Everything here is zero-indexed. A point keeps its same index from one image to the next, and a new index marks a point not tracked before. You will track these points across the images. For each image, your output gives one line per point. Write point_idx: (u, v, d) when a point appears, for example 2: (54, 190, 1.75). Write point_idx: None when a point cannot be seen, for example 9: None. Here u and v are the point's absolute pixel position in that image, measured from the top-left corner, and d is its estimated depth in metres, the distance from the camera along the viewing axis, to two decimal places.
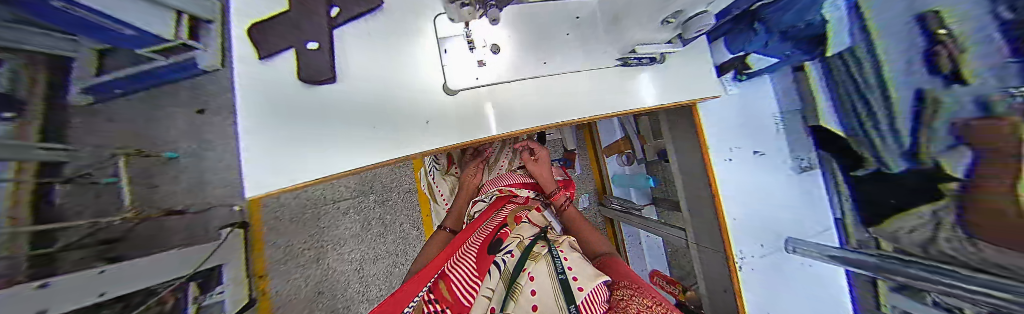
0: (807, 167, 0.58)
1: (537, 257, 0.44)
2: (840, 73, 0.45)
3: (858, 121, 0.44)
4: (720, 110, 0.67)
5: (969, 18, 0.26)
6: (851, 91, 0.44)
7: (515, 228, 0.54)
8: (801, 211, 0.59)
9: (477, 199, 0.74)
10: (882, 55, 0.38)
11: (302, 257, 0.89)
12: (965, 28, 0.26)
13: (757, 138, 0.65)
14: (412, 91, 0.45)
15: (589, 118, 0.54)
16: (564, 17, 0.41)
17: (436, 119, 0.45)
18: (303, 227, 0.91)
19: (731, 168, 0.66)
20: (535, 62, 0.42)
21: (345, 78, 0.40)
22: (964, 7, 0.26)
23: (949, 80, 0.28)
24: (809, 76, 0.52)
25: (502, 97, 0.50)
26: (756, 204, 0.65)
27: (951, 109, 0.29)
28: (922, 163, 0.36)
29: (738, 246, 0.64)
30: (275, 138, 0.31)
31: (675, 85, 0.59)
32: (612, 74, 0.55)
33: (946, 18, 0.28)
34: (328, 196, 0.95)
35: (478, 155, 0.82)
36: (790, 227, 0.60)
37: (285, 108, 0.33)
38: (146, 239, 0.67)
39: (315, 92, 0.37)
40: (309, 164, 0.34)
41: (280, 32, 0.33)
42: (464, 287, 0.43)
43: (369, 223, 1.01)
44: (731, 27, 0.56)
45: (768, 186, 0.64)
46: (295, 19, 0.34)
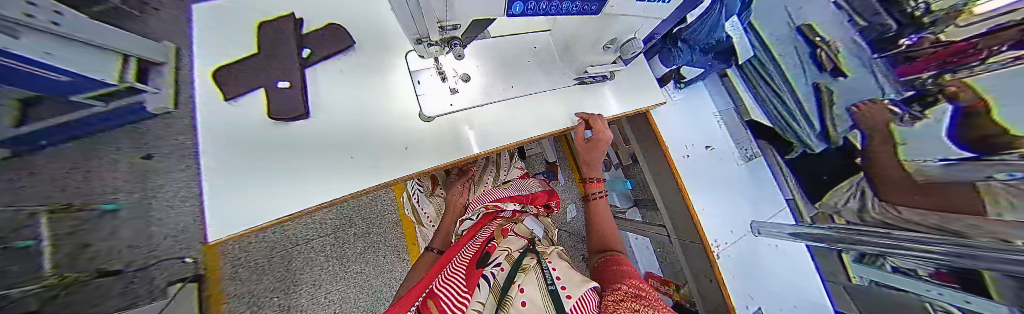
0: (753, 157, 0.72)
1: (526, 269, 0.41)
2: (755, 78, 0.64)
3: (778, 112, 0.62)
4: (676, 114, 0.77)
5: (835, 32, 0.46)
6: (767, 92, 0.63)
7: (502, 242, 0.52)
8: (754, 194, 0.70)
9: (465, 217, 0.69)
10: (779, 64, 0.58)
11: (268, 312, 0.74)
12: (834, 37, 0.47)
13: (710, 136, 0.76)
14: (390, 118, 0.45)
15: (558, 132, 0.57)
16: (525, 47, 0.49)
17: (415, 144, 0.44)
18: (269, 275, 0.75)
19: (693, 164, 0.74)
20: (503, 86, 0.47)
21: (317, 114, 0.39)
22: (829, 26, 0.47)
23: (835, 74, 0.49)
24: (735, 84, 0.70)
25: (477, 119, 0.51)
26: (722, 193, 0.73)
27: (843, 92, 0.49)
28: (835, 142, 0.53)
29: (714, 236, 0.69)
30: (241, 178, 0.31)
31: (630, 95, 0.66)
32: (573, 93, 0.60)
33: (819, 31, 0.48)
34: (299, 235, 0.80)
35: (464, 173, 0.79)
36: (749, 209, 0.71)
37: (249, 147, 0.33)
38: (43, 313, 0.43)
39: (286, 131, 0.36)
40: (271, 202, 0.32)
41: (247, 75, 0.36)
42: (450, 306, 0.33)
43: (349, 264, 0.84)
44: (659, 47, 0.71)
45: (729, 176, 0.73)
46: (259, 63, 0.38)
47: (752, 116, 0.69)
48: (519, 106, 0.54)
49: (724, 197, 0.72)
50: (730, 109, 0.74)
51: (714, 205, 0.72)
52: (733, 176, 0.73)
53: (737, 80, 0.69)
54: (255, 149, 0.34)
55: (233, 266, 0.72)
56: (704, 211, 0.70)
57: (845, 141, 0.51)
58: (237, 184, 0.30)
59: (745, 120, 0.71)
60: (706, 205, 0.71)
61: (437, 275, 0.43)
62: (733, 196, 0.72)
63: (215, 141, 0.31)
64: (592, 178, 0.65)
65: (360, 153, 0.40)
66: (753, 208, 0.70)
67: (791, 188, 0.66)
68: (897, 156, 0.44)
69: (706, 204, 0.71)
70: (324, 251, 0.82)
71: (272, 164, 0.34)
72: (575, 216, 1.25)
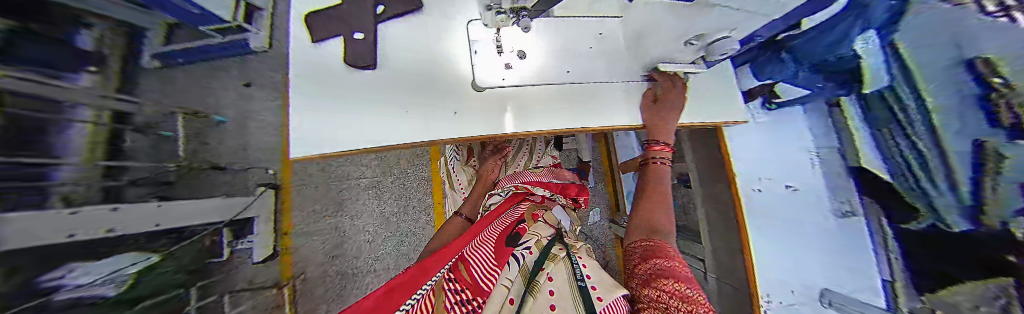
0: (850, 214, 0.46)
1: (554, 259, 0.43)
2: (882, 110, 0.38)
3: (906, 165, 0.36)
4: (752, 139, 0.65)
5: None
6: (895, 129, 0.36)
7: (532, 226, 0.55)
8: (841, 263, 0.48)
9: (493, 192, 0.73)
10: (927, 95, 0.31)
11: (320, 220, 1.07)
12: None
13: (792, 174, 0.57)
14: (442, 84, 0.46)
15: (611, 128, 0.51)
16: (590, 32, 0.45)
17: (463, 110, 0.46)
18: (325, 196, 1.08)
19: (755, 202, 0.64)
20: (559, 71, 0.46)
21: (381, 67, 0.43)
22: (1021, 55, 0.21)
23: (1013, 137, 0.23)
24: (853, 126, 0.44)
25: (528, 98, 0.48)
26: (790, 246, 0.58)
27: (1018, 170, 0.23)
28: (986, 225, 0.28)
29: (763, 286, 0.63)
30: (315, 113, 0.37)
31: (705, 106, 0.57)
32: (641, 91, 0.52)
33: (1001, 67, 0.23)
34: (348, 173, 1.13)
35: (497, 150, 0.81)
36: (825, 274, 0.51)
37: (325, 90, 0.39)
38: (193, 189, 0.72)
39: (358, 76, 0.41)
40: (338, 138, 0.38)
41: (333, 22, 0.40)
42: (483, 275, 0.40)
43: (385, 201, 1.19)
44: (757, 55, 0.55)
45: (809, 230, 0.54)
46: (345, 13, 0.41)
47: (865, 164, 0.42)
48: (576, 95, 0.49)
49: (789, 250, 0.58)
50: (834, 148, 0.48)
51: (772, 251, 0.61)
52: (813, 231, 0.53)
53: (853, 115, 0.43)
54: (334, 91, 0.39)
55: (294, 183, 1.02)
56: (756, 255, 0.64)
57: (1004, 229, 0.26)
58: (313, 119, 0.37)
59: (850, 167, 0.45)
60: (766, 250, 0.63)
61: (472, 243, 0.51)
62: (805, 252, 0.55)
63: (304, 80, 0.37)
64: (656, 140, 0.49)
65: (416, 109, 0.44)
66: (832, 276, 0.49)
67: (896, 268, 0.39)
68: None
69: (762, 248, 0.63)
70: (378, 185, 1.18)
71: (336, 106, 0.39)
72: (597, 221, 1.27)
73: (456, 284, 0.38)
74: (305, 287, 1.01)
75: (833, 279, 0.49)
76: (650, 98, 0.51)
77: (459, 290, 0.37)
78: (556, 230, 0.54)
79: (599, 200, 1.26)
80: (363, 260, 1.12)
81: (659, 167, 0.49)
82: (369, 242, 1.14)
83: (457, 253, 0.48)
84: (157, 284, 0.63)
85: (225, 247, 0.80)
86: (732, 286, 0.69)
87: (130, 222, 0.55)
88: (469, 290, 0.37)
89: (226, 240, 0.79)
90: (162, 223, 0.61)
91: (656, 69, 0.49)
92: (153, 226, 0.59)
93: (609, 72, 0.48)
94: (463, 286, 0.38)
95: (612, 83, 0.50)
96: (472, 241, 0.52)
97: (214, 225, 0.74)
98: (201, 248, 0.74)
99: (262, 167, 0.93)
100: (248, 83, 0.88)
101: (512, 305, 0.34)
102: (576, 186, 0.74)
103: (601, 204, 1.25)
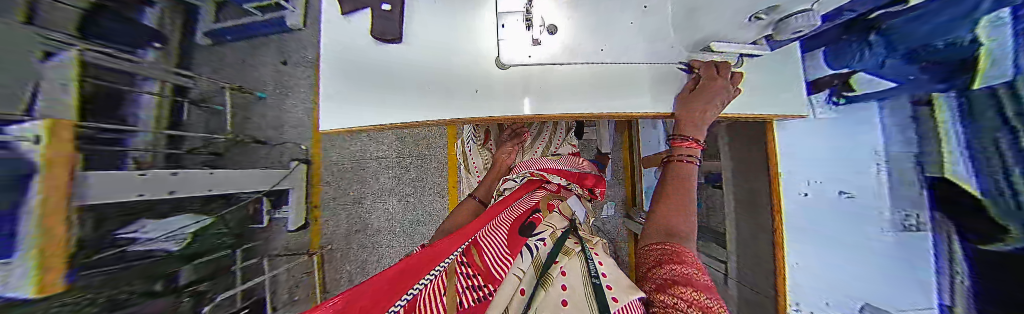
0: (912, 226, 0.36)
1: (569, 253, 0.40)
2: (993, 110, 0.26)
3: (1004, 174, 0.25)
4: (809, 136, 0.53)
5: None
6: (1002, 129, 0.25)
7: (547, 217, 0.55)
8: (889, 282, 0.39)
9: (507, 177, 0.72)
10: None
11: (345, 190, 1.32)
12: None
13: (849, 176, 0.46)
14: (461, 61, 0.48)
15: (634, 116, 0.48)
16: (631, 6, 0.41)
17: (484, 89, 0.48)
18: (347, 172, 1.32)
19: (798, 206, 0.53)
20: (592, 49, 0.44)
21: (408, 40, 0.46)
22: None
23: None
24: (946, 133, 0.31)
25: (551, 79, 0.47)
26: (829, 258, 0.48)
27: None
28: None
29: (793, 293, 0.54)
30: (347, 84, 0.45)
31: (753, 96, 0.51)
32: (675, 76, 0.47)
33: None
34: (369, 153, 1.33)
35: (516, 135, 0.81)
36: (869, 294, 0.41)
37: (350, 63, 0.45)
38: (237, 160, 1.18)
39: (387, 51, 0.46)
40: (360, 109, 0.45)
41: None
42: (496, 262, 0.38)
43: (400, 180, 1.34)
44: (838, 37, 0.45)
45: (859, 244, 0.43)
46: None
47: (948, 172, 0.31)
48: (609, 79, 0.47)
49: (834, 264, 0.47)
50: (912, 154, 0.36)
51: (809, 260, 0.51)
52: (863, 246, 0.43)
53: (945, 117, 0.31)
54: (367, 69, 0.45)
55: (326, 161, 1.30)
56: (792, 263, 0.54)
57: None
58: (339, 92, 0.44)
59: (923, 181, 0.34)
60: (801, 257, 0.53)
61: (484, 228, 0.51)
62: (850, 268, 0.45)
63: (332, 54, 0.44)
64: (684, 135, 0.43)
65: (438, 84, 0.48)
66: (874, 296, 0.41)
67: (958, 292, 0.30)
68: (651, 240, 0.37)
69: (800, 255, 0.53)
70: (399, 167, 1.34)
71: (364, 77, 0.45)
72: (611, 215, 1.30)
73: (467, 269, 0.36)
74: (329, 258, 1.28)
75: (877, 298, 0.40)
76: (694, 85, 0.44)
77: (470, 275, 0.34)
78: (571, 223, 0.54)
79: (617, 195, 1.29)
80: (379, 226, 1.35)
81: (685, 164, 0.43)
82: (384, 212, 1.35)
83: (472, 236, 0.47)
84: (207, 246, 1.05)
85: (265, 214, 1.17)
86: (754, 290, 0.61)
87: (155, 185, 0.86)
88: (482, 276, 0.34)
89: (266, 208, 1.18)
90: (174, 191, 0.90)
91: (702, 52, 0.43)
92: (166, 193, 0.88)
93: (649, 54, 0.44)
94: (475, 272, 0.35)
95: (640, 66, 0.46)
96: (484, 226, 0.52)
97: (254, 194, 1.13)
98: (247, 215, 1.15)
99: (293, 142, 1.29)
100: (284, 62, 1.29)
101: (523, 295, 0.30)
102: (594, 176, 0.73)
103: (617, 199, 1.28)
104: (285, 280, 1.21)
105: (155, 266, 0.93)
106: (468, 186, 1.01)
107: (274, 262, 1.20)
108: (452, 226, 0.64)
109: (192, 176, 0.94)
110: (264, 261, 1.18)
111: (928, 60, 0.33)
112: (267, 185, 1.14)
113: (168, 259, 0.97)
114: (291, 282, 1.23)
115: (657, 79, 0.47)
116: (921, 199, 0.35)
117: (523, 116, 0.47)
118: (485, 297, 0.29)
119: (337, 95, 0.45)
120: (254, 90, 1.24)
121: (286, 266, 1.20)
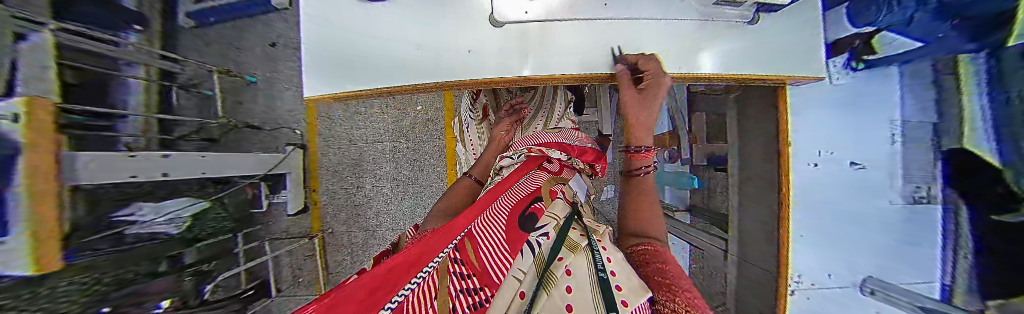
0: (924, 199, 0.34)
1: (575, 249, 0.37)
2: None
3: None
4: (821, 105, 0.49)
5: None
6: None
7: (549, 206, 0.50)
8: (897, 257, 0.37)
9: (505, 154, 0.70)
10: None
11: (346, 176, 1.37)
12: None
13: (862, 149, 0.42)
14: (452, 19, 0.45)
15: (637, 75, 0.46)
16: None
17: (477, 48, 0.45)
18: (347, 157, 1.36)
19: (809, 179, 0.50)
20: (596, 3, 0.40)
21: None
22: None
23: None
24: (970, 99, 0.28)
25: (550, 38, 0.44)
26: (829, 233, 0.47)
27: None
28: None
29: (798, 265, 0.51)
30: (336, 45, 0.49)
31: (760, 52, 0.44)
32: (684, 33, 0.43)
33: None
34: (367, 139, 1.34)
35: (514, 113, 0.80)
36: (874, 267, 0.40)
37: (337, 25, 0.48)
38: (233, 146, 1.24)
39: (372, 10, 0.45)
40: (354, 72, 0.49)
41: None
42: (494, 264, 0.37)
43: (400, 165, 1.35)
44: None
45: (864, 218, 0.41)
46: None
47: (970, 145, 0.28)
48: (613, 33, 0.43)
49: (836, 238, 0.46)
50: (930, 122, 0.33)
51: (815, 234, 0.49)
52: (869, 220, 0.41)
53: (969, 83, 0.28)
54: (354, 39, 0.47)
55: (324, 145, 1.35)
56: (797, 236, 0.51)
57: None
58: (331, 56, 0.49)
59: (939, 151, 0.32)
60: (806, 230, 0.51)
61: (478, 220, 0.48)
62: (854, 244, 0.43)
63: (316, 16, 0.48)
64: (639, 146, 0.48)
65: (426, 47, 0.46)
66: (880, 269, 0.39)
67: (964, 267, 0.29)
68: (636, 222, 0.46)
69: (805, 228, 0.51)
70: (397, 152, 1.35)
71: (351, 40, 0.48)
72: (612, 196, 1.32)
73: (461, 268, 0.36)
74: (331, 239, 1.38)
75: (883, 273, 0.39)
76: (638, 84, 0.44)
77: (465, 276, 0.35)
78: (575, 210, 0.49)
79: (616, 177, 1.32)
80: (380, 212, 1.37)
81: (644, 177, 0.50)
82: (385, 198, 1.37)
83: (466, 227, 0.47)
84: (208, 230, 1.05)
85: (264, 198, 1.26)
86: (760, 267, 0.57)
87: (156, 166, 0.80)
88: (477, 278, 0.35)
89: (265, 192, 1.26)
90: (168, 174, 0.84)
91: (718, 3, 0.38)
92: (159, 175, 0.82)
93: (660, 8, 0.41)
94: (470, 272, 0.36)
95: (645, 21, 0.42)
96: (481, 215, 0.50)
97: (250, 179, 1.16)
98: (245, 199, 1.20)
99: (290, 128, 1.32)
100: (272, 44, 1.29)
101: (523, 299, 0.30)
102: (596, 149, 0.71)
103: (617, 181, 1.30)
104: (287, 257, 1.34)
105: (162, 249, 0.91)
106: (467, 162, 1.01)
107: (275, 244, 1.33)
108: (447, 206, 0.63)
109: (188, 160, 0.89)
110: (266, 243, 1.30)
111: (984, 14, 0.28)
112: (263, 170, 1.16)
113: (169, 243, 0.94)
114: (294, 263, 1.36)
115: (662, 38, 0.44)
116: (935, 173, 0.32)
117: (523, 76, 0.46)
118: (482, 303, 0.30)
119: (331, 57, 0.49)
120: (243, 74, 1.28)
121: (287, 248, 1.30)
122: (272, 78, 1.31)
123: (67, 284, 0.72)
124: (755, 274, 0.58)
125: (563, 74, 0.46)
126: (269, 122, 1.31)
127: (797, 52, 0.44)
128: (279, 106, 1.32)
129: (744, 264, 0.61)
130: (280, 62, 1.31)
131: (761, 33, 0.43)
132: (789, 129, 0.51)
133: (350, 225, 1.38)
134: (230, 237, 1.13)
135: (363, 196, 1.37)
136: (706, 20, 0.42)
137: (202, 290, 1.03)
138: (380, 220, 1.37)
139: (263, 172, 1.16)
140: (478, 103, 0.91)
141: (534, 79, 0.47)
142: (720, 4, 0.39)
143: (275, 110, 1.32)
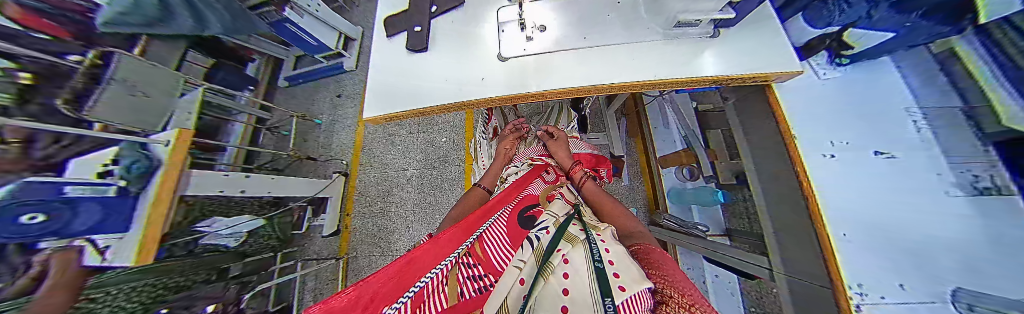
0: (992, 190, 0.28)
1: (574, 240, 0.31)
2: None
3: None
4: (812, 93, 0.47)
5: None
6: None
7: (548, 207, 0.45)
8: (994, 247, 0.25)
9: (510, 165, 0.77)
10: None
11: (375, 203, 1.50)
12: None
13: (884, 136, 0.37)
14: (474, 57, 0.60)
15: (633, 85, 0.50)
16: (608, 5, 0.55)
17: (488, 76, 0.57)
18: (379, 184, 1.53)
19: (826, 170, 0.40)
20: (578, 37, 0.54)
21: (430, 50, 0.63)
22: None
23: None
24: (996, 93, 0.31)
25: (546, 63, 0.55)
26: (879, 229, 0.34)
27: None
28: None
29: (849, 270, 0.34)
30: (382, 81, 0.64)
31: (738, 55, 0.48)
32: (653, 48, 0.51)
33: None
34: (397, 167, 1.53)
35: (516, 131, 0.88)
36: (959, 269, 0.26)
37: (385, 69, 0.65)
38: (296, 170, 1.57)
39: (417, 57, 0.63)
40: (392, 99, 0.61)
41: (397, 23, 0.67)
42: (497, 257, 0.31)
43: (423, 191, 1.46)
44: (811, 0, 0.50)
45: (927, 212, 0.31)
46: (412, 16, 0.66)
47: (1006, 124, 0.28)
48: (592, 56, 0.53)
49: (899, 240, 0.32)
50: (956, 108, 0.34)
51: (860, 229, 0.35)
52: (937, 211, 0.30)
53: (982, 73, 0.33)
54: (400, 77, 0.63)
55: (364, 174, 1.57)
56: (836, 233, 0.36)
57: None
58: (377, 88, 0.63)
59: (988, 142, 0.29)
60: (847, 225, 0.36)
61: (486, 221, 0.43)
62: (926, 242, 0.30)
63: (375, 64, 0.66)
64: (584, 169, 0.64)
65: (452, 79, 0.59)
66: (965, 270, 0.26)
67: None
68: (614, 215, 0.52)
69: (845, 222, 0.36)
70: (420, 178, 1.48)
71: (394, 78, 0.63)
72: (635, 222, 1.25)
73: (467, 259, 0.31)
74: (353, 263, 1.44)
75: (970, 272, 0.25)
76: (549, 136, 0.77)
77: (471, 264, 0.30)
78: (576, 208, 0.43)
79: (638, 200, 1.26)
80: (402, 237, 1.41)
81: (587, 186, 0.60)
82: (406, 223, 1.42)
83: (478, 228, 0.40)
84: (254, 246, 1.24)
85: (305, 223, 1.48)
86: (813, 284, 0.40)
87: (242, 184, 1.07)
88: (482, 266, 0.30)
89: (308, 215, 1.50)
90: (243, 191, 1.09)
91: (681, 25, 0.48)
92: (237, 192, 1.06)
93: (628, 36, 0.52)
94: (475, 261, 0.31)
95: (619, 44, 0.52)
96: (488, 218, 0.44)
97: (299, 201, 1.42)
98: (291, 222, 1.40)
99: (338, 160, 1.61)
100: (339, 95, 1.76)
101: (522, 285, 0.24)
102: (593, 154, 0.76)
103: (639, 204, 1.24)
104: (313, 279, 1.44)
105: (214, 260, 1.09)
106: (478, 177, 1.07)
107: (306, 264, 1.45)
108: (460, 213, 0.61)
109: (260, 181, 1.15)
110: (299, 263, 1.42)
111: (1006, 20, 0.31)
112: (312, 192, 1.40)
113: (227, 255, 1.15)
114: (316, 288, 1.42)
115: (638, 53, 0.51)
116: (996, 163, 0.28)
117: (529, 92, 0.53)
118: (486, 288, 0.25)
119: (376, 89, 0.63)
120: (314, 118, 1.69)
121: (315, 267, 1.41)
122: (334, 121, 1.70)
123: (142, 284, 0.88)
124: (813, 297, 0.39)
125: (563, 87, 0.51)
126: (326, 154, 1.63)
127: (773, 54, 0.46)
128: (334, 142, 1.66)
129: (800, 288, 0.42)
130: (341, 107, 1.72)
131: (730, 41, 0.50)
132: (783, 110, 0.47)
133: (372, 249, 1.43)
134: (271, 255, 1.33)
135: (387, 221, 1.45)
136: (669, 39, 0.51)
137: (241, 298, 1.12)
138: (400, 245, 1.39)
139: (310, 194, 1.38)
140: (490, 126, 1.09)
141: (542, 93, 0.53)
142: (681, 26, 0.49)
143: (331, 146, 1.65)
